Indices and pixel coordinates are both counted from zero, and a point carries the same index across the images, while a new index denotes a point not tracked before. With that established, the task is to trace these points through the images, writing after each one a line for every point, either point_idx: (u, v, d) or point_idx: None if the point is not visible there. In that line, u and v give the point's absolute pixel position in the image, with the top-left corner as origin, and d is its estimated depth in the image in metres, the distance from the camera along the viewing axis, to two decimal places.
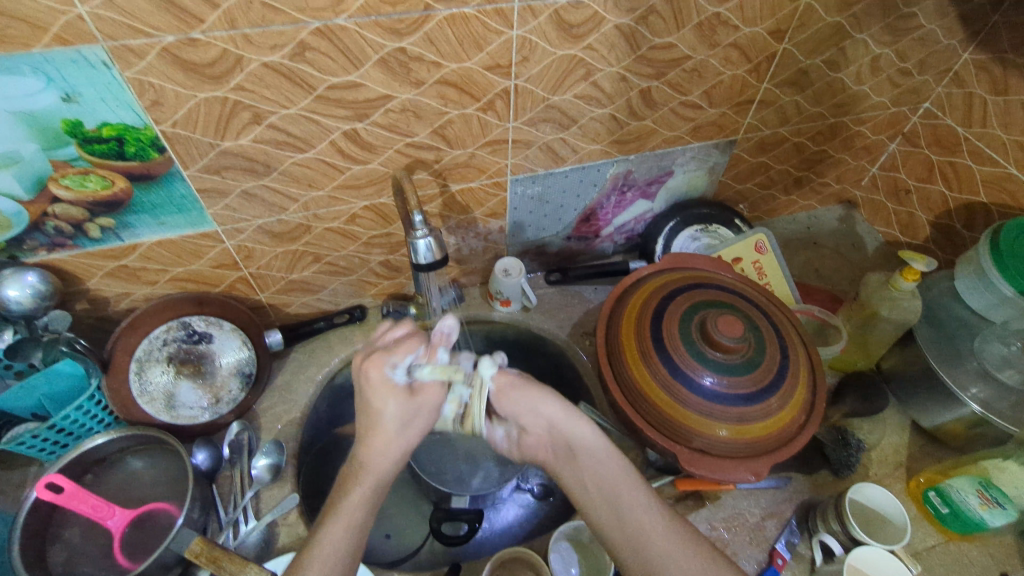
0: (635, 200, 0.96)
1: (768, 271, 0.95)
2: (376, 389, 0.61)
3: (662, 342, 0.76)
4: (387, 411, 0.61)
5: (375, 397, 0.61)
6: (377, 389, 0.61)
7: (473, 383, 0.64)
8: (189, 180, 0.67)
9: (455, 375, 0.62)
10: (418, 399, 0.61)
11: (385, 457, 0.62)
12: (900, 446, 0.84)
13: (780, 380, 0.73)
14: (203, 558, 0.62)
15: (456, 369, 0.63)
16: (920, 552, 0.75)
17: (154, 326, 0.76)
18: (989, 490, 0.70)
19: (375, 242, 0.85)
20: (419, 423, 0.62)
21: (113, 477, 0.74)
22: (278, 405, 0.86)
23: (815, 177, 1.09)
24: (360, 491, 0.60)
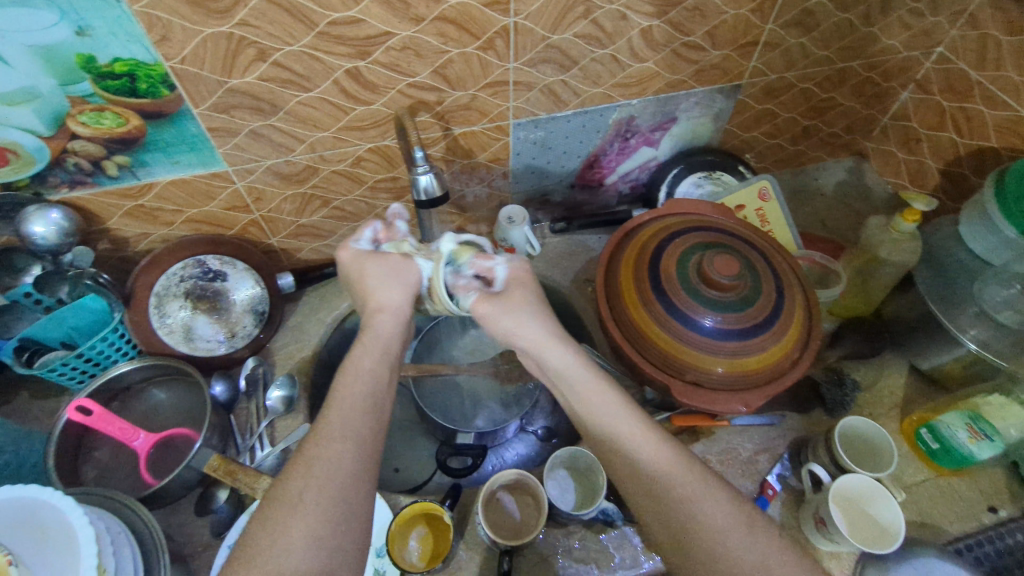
0: (638, 147, 0.97)
1: (771, 218, 0.95)
2: (350, 262, 0.67)
3: (659, 282, 0.78)
4: (368, 277, 0.65)
5: (354, 272, 0.67)
6: (349, 260, 0.67)
7: (433, 256, 0.65)
8: (200, 119, 0.69)
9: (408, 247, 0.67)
10: (388, 262, 0.65)
11: (376, 347, 0.61)
12: (897, 388, 0.85)
13: (775, 317, 0.75)
14: (221, 471, 0.68)
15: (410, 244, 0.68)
16: (909, 486, 0.77)
17: (172, 263, 0.80)
18: (977, 423, 0.72)
19: (381, 186, 0.87)
20: (400, 287, 0.65)
21: (138, 406, 0.80)
22: (290, 344, 0.90)
23: (824, 127, 1.08)
24: (359, 385, 0.57)
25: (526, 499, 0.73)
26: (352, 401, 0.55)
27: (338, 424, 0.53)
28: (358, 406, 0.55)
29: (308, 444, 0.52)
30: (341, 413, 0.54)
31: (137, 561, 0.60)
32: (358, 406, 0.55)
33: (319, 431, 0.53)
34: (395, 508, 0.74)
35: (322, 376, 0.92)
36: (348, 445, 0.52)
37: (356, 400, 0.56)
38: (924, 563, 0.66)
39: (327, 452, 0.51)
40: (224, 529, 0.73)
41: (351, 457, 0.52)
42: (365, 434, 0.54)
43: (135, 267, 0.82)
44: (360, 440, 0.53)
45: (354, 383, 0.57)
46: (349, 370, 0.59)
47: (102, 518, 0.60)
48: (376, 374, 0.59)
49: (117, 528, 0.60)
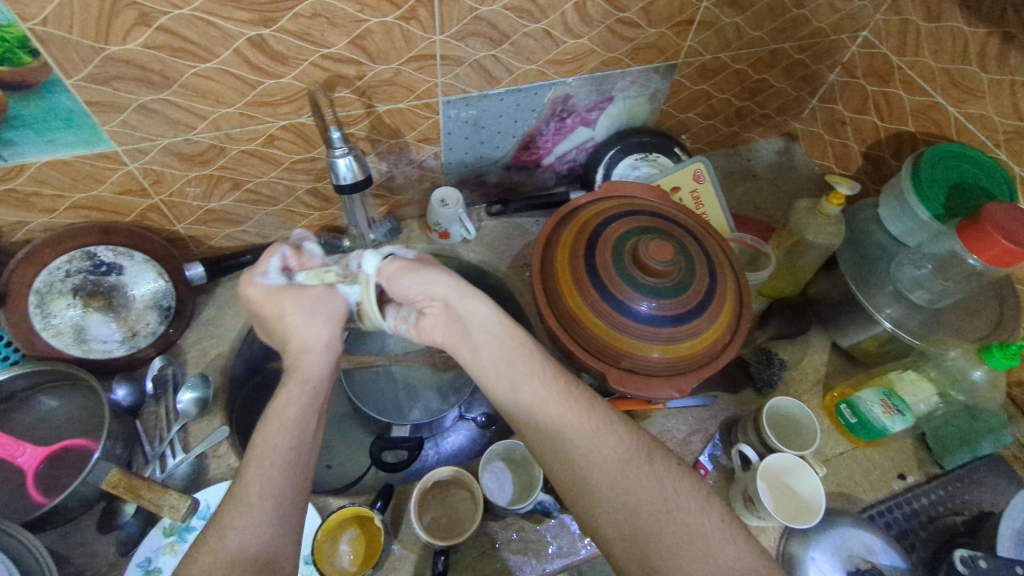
0: (575, 127, 0.94)
1: (705, 201, 0.95)
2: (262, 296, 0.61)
3: (595, 268, 0.76)
4: (290, 315, 0.61)
5: (271, 308, 0.61)
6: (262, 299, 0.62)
7: (358, 280, 0.64)
8: (76, 92, 0.60)
9: (330, 276, 0.63)
10: (309, 299, 0.61)
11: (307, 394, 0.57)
12: (820, 365, 0.89)
13: (708, 302, 0.75)
14: (122, 487, 0.61)
15: (330, 271, 0.64)
16: (830, 459, 0.81)
17: (53, 257, 0.70)
18: (891, 398, 0.76)
19: (300, 167, 0.80)
20: (323, 318, 0.61)
21: (24, 416, 0.71)
22: (204, 340, 0.83)
23: (757, 109, 1.09)
24: (284, 440, 0.53)
25: (462, 494, 0.71)
26: (272, 466, 0.51)
27: (257, 488, 0.49)
28: (280, 465, 0.51)
29: (221, 514, 0.48)
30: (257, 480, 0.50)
31: None
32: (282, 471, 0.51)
33: (234, 500, 0.49)
34: (324, 512, 0.71)
35: (241, 373, 0.86)
36: (264, 520, 0.48)
37: (280, 458, 0.52)
38: (840, 533, 0.72)
39: (242, 524, 0.47)
40: (133, 546, 0.66)
41: (274, 519, 0.49)
42: (286, 500, 0.50)
43: (11, 261, 0.71)
44: (279, 513, 0.49)
45: (279, 441, 0.53)
46: (272, 422, 0.54)
47: None
48: (302, 427, 0.54)
49: None
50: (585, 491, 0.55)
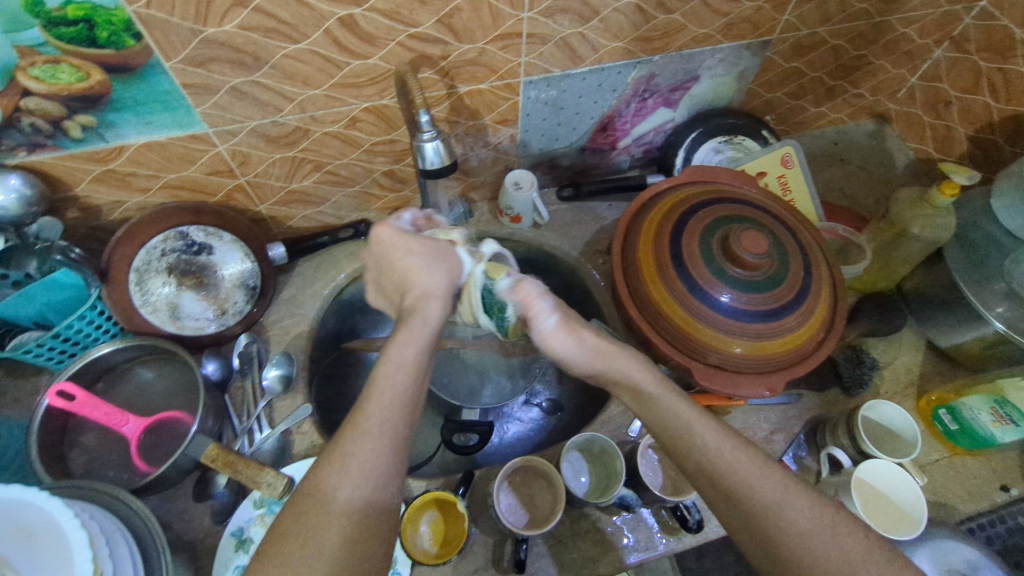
0: (656, 108, 0.90)
1: (793, 186, 0.90)
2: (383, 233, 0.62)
3: (680, 259, 0.73)
4: (410, 257, 0.61)
5: (394, 244, 0.61)
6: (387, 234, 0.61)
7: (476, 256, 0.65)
8: (173, 75, 0.61)
9: (454, 238, 0.66)
10: (437, 247, 0.62)
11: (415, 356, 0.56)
12: (913, 365, 0.84)
13: (800, 298, 0.71)
14: (220, 462, 0.63)
15: (456, 235, 0.66)
16: (924, 465, 0.76)
17: (151, 236, 0.73)
18: (1003, 408, 0.71)
19: (379, 149, 0.80)
20: (444, 269, 0.61)
21: (124, 386, 0.75)
22: (284, 319, 0.85)
23: (849, 88, 1.01)
24: (400, 380, 0.53)
25: (540, 483, 0.70)
26: (384, 423, 0.50)
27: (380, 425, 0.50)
28: (398, 404, 0.52)
29: (341, 446, 0.49)
30: (366, 435, 0.49)
31: (135, 559, 0.56)
32: (390, 429, 0.50)
33: (351, 436, 0.49)
34: (404, 492, 0.72)
35: (317, 352, 0.87)
36: (371, 475, 0.48)
37: (389, 417, 0.51)
38: (937, 544, 0.68)
39: (356, 466, 0.48)
40: (227, 515, 0.69)
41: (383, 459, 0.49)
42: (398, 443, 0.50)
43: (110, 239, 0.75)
44: (385, 470, 0.49)
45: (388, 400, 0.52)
46: (382, 378, 0.53)
47: (92, 516, 0.55)
48: (410, 388, 0.53)
49: (111, 527, 0.56)
50: (774, 538, 0.49)
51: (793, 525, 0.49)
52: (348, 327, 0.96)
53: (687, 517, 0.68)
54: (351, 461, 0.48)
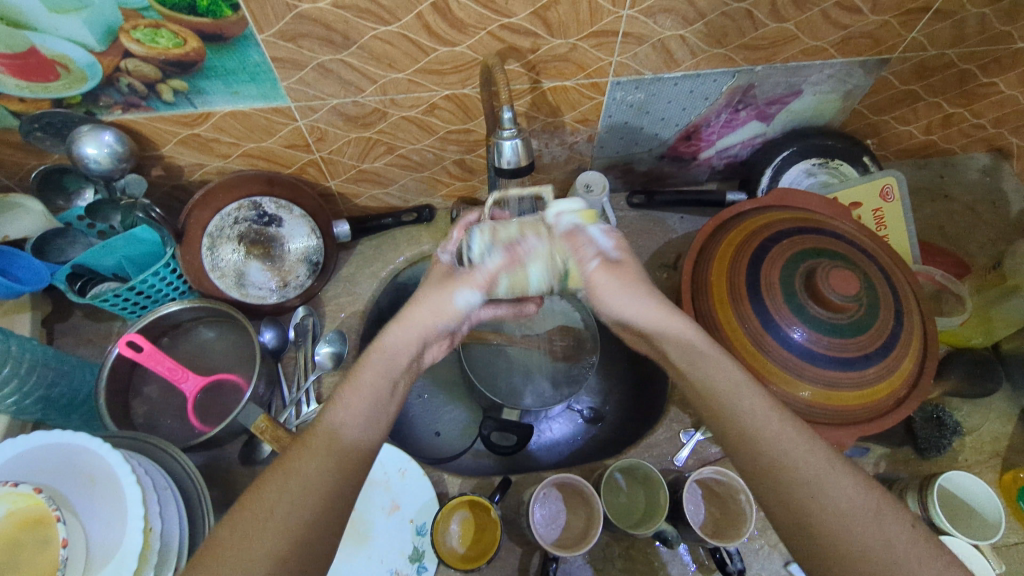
0: (748, 120, 0.83)
1: (890, 222, 0.83)
2: (442, 297, 0.59)
3: (757, 288, 0.68)
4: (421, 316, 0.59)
5: (434, 304, 0.59)
6: (433, 303, 0.59)
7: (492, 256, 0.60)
8: (264, 47, 0.60)
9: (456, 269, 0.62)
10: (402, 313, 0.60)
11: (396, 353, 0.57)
12: (1001, 435, 0.76)
13: (886, 349, 0.65)
14: (269, 435, 0.63)
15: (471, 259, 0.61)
16: (998, 548, 0.69)
17: (226, 203, 0.74)
18: None
19: (453, 138, 0.78)
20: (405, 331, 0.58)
21: (186, 343, 0.77)
22: (342, 296, 0.86)
23: (968, 117, 0.89)
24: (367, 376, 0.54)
25: (578, 504, 0.68)
26: (365, 388, 0.53)
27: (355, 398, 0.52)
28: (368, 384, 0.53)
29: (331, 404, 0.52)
30: (353, 398, 0.52)
31: (182, 517, 0.58)
32: (375, 402, 0.53)
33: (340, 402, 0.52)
34: (438, 486, 0.72)
35: (368, 331, 0.88)
36: (356, 432, 0.51)
37: (371, 387, 0.53)
38: None
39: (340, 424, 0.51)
40: None
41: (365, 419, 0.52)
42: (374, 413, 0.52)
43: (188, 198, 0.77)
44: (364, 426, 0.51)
45: (368, 368, 0.54)
46: (372, 358, 0.55)
47: (146, 470, 0.57)
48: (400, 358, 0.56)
49: (163, 484, 0.58)
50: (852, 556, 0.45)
51: (870, 534, 0.46)
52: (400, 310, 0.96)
53: (728, 563, 0.64)
54: (343, 409, 0.51)
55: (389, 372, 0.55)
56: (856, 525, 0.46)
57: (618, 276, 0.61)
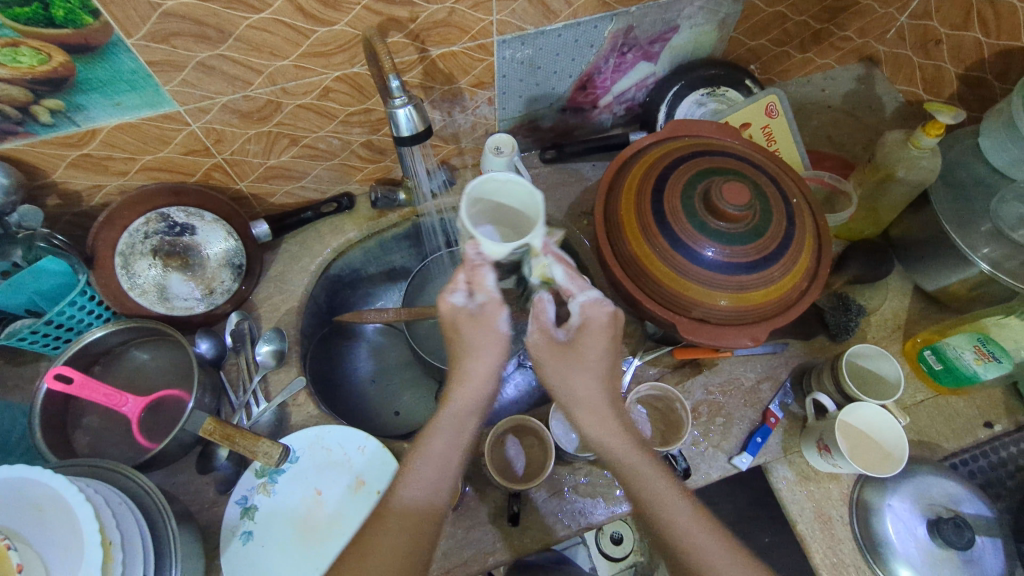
0: (636, 62, 0.88)
1: (778, 137, 0.89)
2: (490, 335, 0.57)
3: (663, 214, 0.72)
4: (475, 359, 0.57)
5: (483, 346, 0.57)
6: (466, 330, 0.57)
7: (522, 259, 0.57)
8: (137, 53, 0.59)
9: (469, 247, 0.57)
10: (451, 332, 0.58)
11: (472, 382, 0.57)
12: (900, 310, 0.84)
13: (784, 248, 0.71)
14: (218, 434, 0.63)
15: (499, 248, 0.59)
16: (909, 407, 0.77)
17: (133, 218, 0.73)
18: (987, 345, 0.70)
19: (354, 120, 0.79)
20: (488, 358, 0.57)
21: (121, 368, 0.75)
22: (275, 295, 0.85)
23: (835, 30, 0.96)
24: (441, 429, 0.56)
25: (530, 440, 0.73)
26: (437, 454, 0.55)
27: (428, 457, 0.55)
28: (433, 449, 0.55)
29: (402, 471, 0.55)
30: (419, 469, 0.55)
31: (143, 527, 0.58)
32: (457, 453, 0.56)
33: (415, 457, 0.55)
34: (401, 456, 0.74)
35: (309, 325, 0.88)
36: (427, 495, 0.54)
37: (440, 454, 0.55)
38: (921, 481, 0.69)
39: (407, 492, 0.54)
40: (230, 486, 0.70)
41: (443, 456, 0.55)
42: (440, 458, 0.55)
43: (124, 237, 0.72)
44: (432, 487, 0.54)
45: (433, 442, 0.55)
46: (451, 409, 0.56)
47: (97, 489, 0.56)
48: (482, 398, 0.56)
49: (117, 500, 0.57)
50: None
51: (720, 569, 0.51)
52: (338, 301, 0.97)
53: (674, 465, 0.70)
54: (409, 483, 0.54)
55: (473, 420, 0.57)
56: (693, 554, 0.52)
57: (566, 360, 0.56)
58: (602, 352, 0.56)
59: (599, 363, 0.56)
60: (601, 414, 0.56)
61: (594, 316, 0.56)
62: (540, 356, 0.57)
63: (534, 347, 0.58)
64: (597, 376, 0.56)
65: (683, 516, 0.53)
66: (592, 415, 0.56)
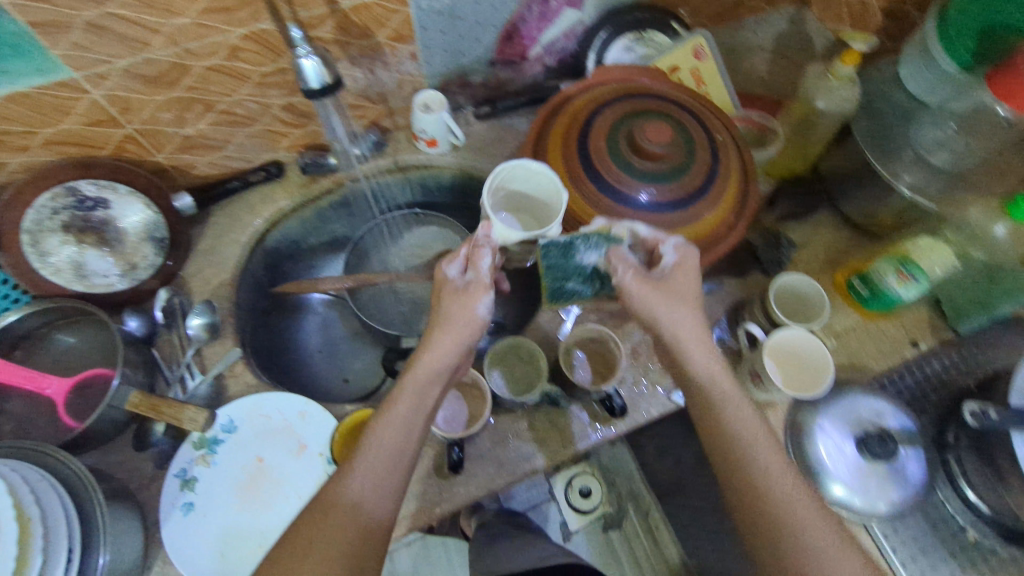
0: (560, 9, 0.86)
1: (707, 78, 0.89)
2: (468, 315, 0.61)
3: (589, 158, 0.72)
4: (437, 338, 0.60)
5: (460, 323, 0.60)
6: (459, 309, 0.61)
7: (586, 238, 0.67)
8: (12, 13, 0.55)
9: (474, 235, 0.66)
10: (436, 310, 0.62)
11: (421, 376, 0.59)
12: (830, 242, 0.86)
13: (710, 184, 0.72)
14: (143, 406, 0.64)
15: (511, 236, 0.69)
16: (840, 333, 0.79)
17: (37, 195, 0.70)
18: (907, 267, 0.71)
19: (271, 81, 0.76)
20: (450, 335, 0.60)
21: (43, 352, 0.72)
22: (206, 269, 0.82)
23: None
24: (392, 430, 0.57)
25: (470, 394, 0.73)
26: (382, 453, 0.56)
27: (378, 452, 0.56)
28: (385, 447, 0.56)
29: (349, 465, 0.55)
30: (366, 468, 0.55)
31: (68, 503, 0.56)
32: (422, 415, 0.59)
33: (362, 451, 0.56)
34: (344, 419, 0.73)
35: (247, 298, 0.87)
36: (371, 496, 0.54)
37: (406, 417, 0.58)
38: (849, 401, 0.72)
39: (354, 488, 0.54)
40: (169, 461, 0.69)
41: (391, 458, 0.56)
42: (388, 459, 0.56)
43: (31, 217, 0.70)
44: (377, 491, 0.54)
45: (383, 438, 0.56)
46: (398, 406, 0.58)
47: (15, 468, 0.55)
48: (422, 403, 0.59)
49: (36, 476, 0.55)
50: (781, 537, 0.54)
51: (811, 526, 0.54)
52: (279, 274, 0.95)
53: (613, 403, 0.70)
54: (353, 482, 0.54)
55: (439, 386, 0.61)
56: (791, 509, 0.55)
57: (659, 287, 0.63)
58: (688, 285, 0.64)
59: (696, 295, 0.63)
60: (688, 344, 0.62)
61: (686, 255, 0.64)
62: (631, 290, 0.63)
63: (626, 284, 0.63)
64: (690, 305, 0.63)
65: (780, 474, 0.57)
66: (701, 339, 0.62)
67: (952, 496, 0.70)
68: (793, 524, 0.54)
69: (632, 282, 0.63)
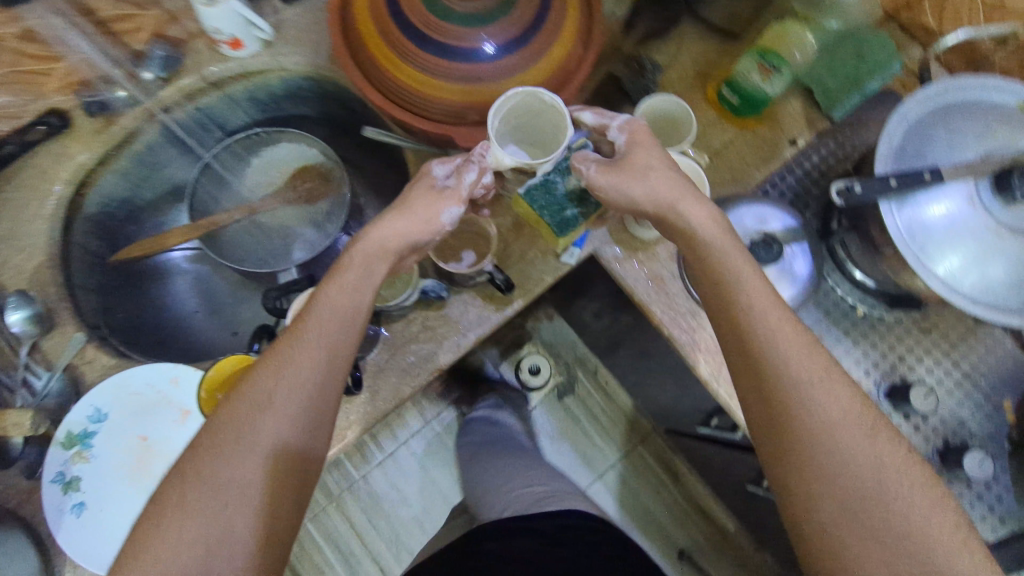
0: None
1: None
2: (432, 213, 0.57)
3: (400, 11, 0.60)
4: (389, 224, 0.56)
5: (421, 216, 0.57)
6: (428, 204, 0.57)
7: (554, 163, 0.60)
8: None
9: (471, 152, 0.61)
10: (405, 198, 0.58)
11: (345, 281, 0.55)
12: (698, 56, 0.79)
13: (545, 11, 0.62)
14: None
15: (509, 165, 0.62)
16: (719, 151, 0.76)
17: None
18: (767, 59, 0.69)
19: None
20: (410, 219, 0.57)
21: None
22: (12, 258, 0.69)
23: None
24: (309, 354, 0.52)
25: None
26: (293, 378, 0.51)
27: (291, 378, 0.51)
28: (299, 373, 0.51)
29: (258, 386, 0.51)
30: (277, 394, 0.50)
31: None
32: (366, 296, 0.55)
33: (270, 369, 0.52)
34: None
35: (83, 275, 0.77)
36: (282, 422, 0.50)
37: (328, 333, 0.53)
38: (735, 217, 0.70)
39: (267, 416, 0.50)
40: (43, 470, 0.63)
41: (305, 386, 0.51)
42: (302, 385, 0.51)
43: None
44: (291, 419, 0.50)
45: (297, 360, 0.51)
46: (314, 319, 0.53)
47: None
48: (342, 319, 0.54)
49: None
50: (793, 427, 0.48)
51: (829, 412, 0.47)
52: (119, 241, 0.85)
53: (496, 277, 0.67)
54: (262, 411, 0.50)
55: (385, 263, 0.56)
56: (806, 398, 0.48)
57: (618, 168, 0.56)
58: (651, 157, 0.57)
59: (664, 159, 0.56)
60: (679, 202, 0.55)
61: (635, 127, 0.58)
62: (598, 185, 0.57)
63: (592, 181, 0.57)
64: (654, 171, 0.56)
65: (792, 355, 0.49)
66: (673, 212, 0.55)
67: (839, 279, 0.72)
68: (811, 415, 0.48)
69: (598, 177, 0.56)
